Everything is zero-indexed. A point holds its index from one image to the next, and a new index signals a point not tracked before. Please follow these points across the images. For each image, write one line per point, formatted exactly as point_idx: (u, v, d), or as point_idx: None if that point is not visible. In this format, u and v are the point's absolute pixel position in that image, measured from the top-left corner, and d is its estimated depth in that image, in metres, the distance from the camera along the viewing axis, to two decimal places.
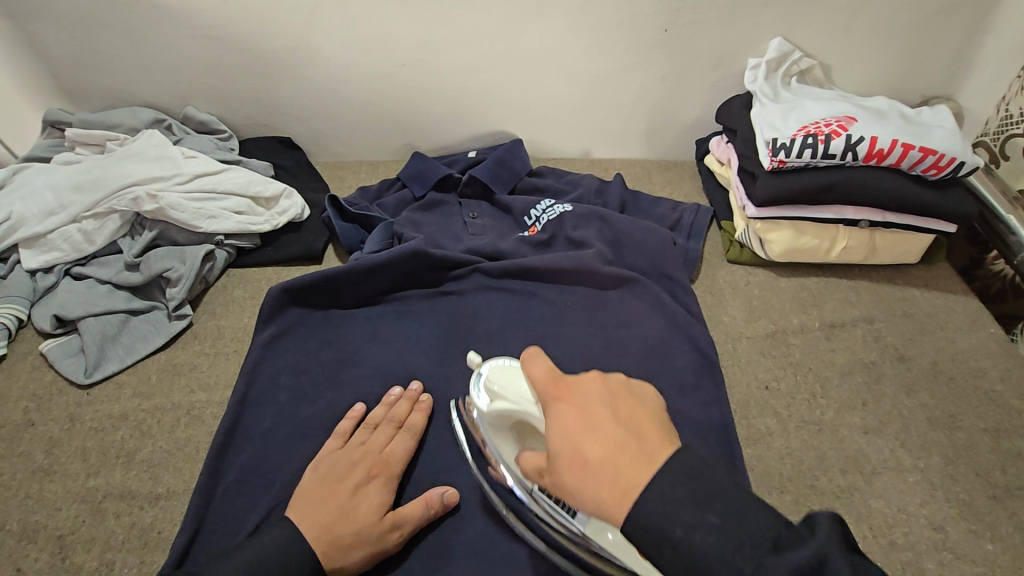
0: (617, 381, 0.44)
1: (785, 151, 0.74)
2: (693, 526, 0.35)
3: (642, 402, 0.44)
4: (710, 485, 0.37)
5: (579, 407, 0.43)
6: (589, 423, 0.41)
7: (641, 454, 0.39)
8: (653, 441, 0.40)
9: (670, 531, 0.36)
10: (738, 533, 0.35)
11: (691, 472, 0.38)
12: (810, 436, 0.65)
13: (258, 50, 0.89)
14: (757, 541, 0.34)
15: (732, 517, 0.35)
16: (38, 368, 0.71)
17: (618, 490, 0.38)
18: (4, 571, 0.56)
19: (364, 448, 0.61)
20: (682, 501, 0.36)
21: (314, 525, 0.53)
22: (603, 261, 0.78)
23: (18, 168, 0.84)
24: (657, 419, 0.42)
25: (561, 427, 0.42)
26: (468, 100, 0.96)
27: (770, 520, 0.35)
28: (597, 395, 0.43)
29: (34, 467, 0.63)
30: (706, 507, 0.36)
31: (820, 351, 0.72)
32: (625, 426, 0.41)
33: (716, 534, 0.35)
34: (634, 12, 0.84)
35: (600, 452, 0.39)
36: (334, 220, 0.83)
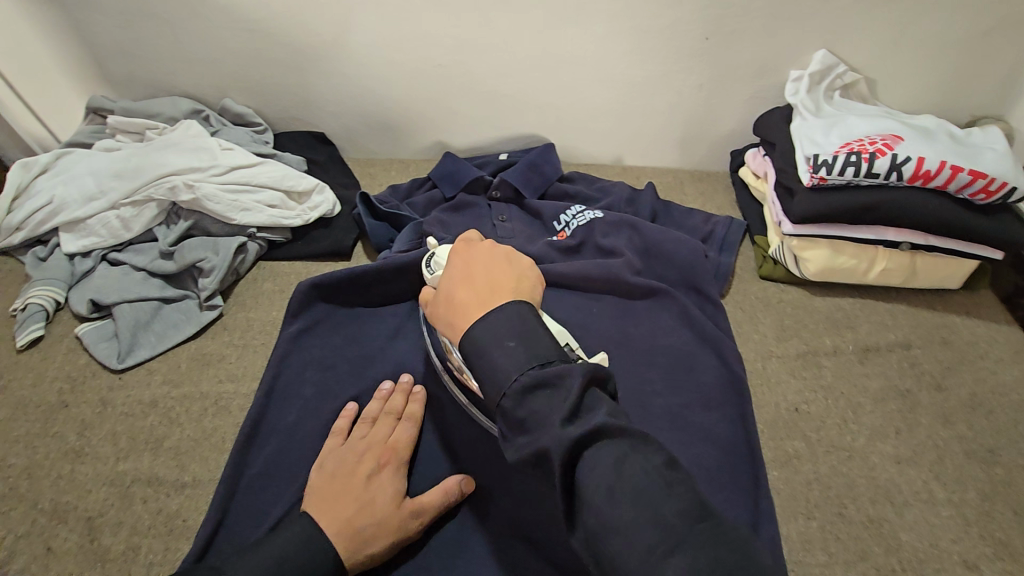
0: (503, 253, 0.54)
1: (826, 168, 0.72)
2: (498, 347, 0.44)
3: (516, 271, 0.53)
4: (527, 326, 0.45)
5: (465, 262, 0.53)
6: (465, 274, 0.52)
7: (489, 298, 0.49)
8: (504, 293, 0.49)
9: (486, 351, 0.45)
10: (525, 353, 0.43)
11: (516, 314, 0.46)
12: (840, 462, 0.63)
13: (297, 44, 0.90)
14: (532, 359, 0.43)
15: (528, 343, 0.44)
16: (73, 350, 0.73)
17: (461, 318, 0.48)
18: (34, 549, 0.57)
19: (368, 441, 0.60)
20: (501, 331, 0.45)
21: (333, 520, 0.53)
22: (632, 271, 0.77)
23: (61, 152, 0.86)
24: (520, 283, 0.52)
25: (447, 274, 0.53)
26: (501, 102, 0.95)
27: (550, 348, 0.44)
28: (482, 258, 0.53)
29: (67, 447, 0.64)
30: (509, 335, 0.45)
31: (853, 374, 0.71)
32: (490, 280, 0.51)
33: (510, 354, 0.44)
34: (675, 19, 0.83)
35: (463, 292, 0.50)
36: (365, 217, 0.84)
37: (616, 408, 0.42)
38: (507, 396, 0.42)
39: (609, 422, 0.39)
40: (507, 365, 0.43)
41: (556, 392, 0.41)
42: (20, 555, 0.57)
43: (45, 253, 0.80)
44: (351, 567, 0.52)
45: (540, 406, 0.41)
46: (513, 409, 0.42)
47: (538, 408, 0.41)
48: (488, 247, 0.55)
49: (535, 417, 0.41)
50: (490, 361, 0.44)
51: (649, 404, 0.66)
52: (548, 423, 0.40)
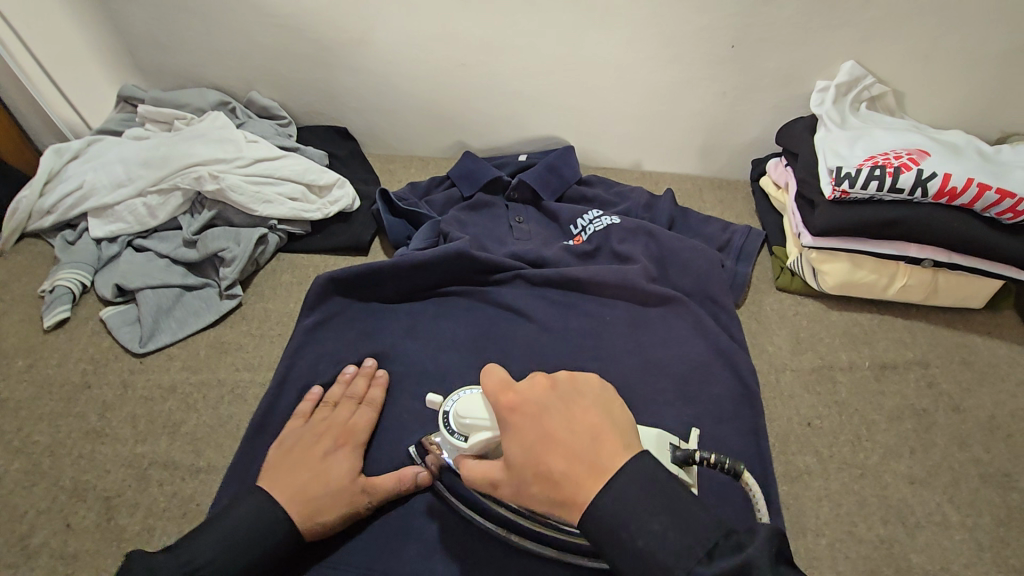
0: (565, 388, 0.47)
1: (849, 181, 0.71)
2: (643, 535, 0.39)
3: (589, 402, 0.47)
4: (665, 498, 0.41)
5: (535, 417, 0.46)
6: (546, 438, 0.45)
7: (596, 462, 0.43)
8: (608, 444, 0.44)
9: (627, 535, 0.40)
10: (681, 542, 0.39)
11: (642, 484, 0.41)
12: (851, 480, 0.63)
13: (324, 41, 0.91)
14: (694, 548, 0.39)
15: (678, 523, 0.40)
16: (97, 333, 0.75)
17: (576, 498, 0.42)
18: (53, 525, 0.59)
19: (327, 422, 0.63)
20: (639, 511, 0.40)
21: (284, 490, 0.55)
22: (647, 277, 0.77)
23: (93, 140, 0.89)
24: (608, 417, 0.46)
25: (521, 440, 0.45)
26: (523, 103, 0.96)
27: (710, 531, 0.39)
28: (551, 405, 0.46)
29: (88, 427, 0.66)
30: (652, 517, 0.40)
31: (868, 391, 0.70)
32: (582, 433, 0.44)
33: (662, 542, 0.39)
34: (703, 26, 0.82)
35: (561, 464, 0.43)
36: (383, 213, 0.85)
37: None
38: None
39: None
40: (666, 558, 0.39)
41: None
42: (40, 530, 0.59)
43: (74, 237, 0.82)
44: (301, 534, 0.54)
45: None
46: None
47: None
48: (547, 386, 0.48)
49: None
50: (641, 556, 0.39)
51: (659, 413, 0.66)
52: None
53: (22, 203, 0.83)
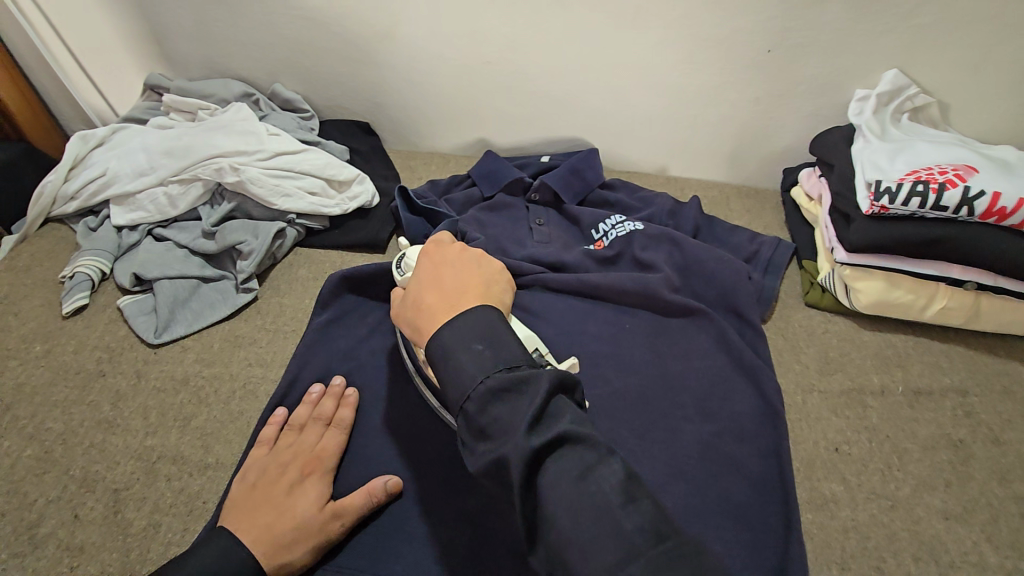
0: (470, 257, 0.58)
1: (888, 196, 0.68)
2: (465, 350, 0.46)
3: (479, 274, 0.56)
4: (494, 331, 0.47)
5: (434, 266, 0.56)
6: (434, 277, 0.55)
7: (457, 300, 0.51)
8: (471, 296, 0.52)
9: (453, 353, 0.46)
10: (492, 358, 0.45)
11: (481, 318, 0.48)
12: (881, 512, 0.60)
13: (349, 35, 0.90)
14: (499, 364, 0.44)
15: (495, 347, 0.46)
16: (114, 321, 0.75)
17: (429, 317, 0.51)
18: (61, 515, 0.59)
19: (291, 451, 0.59)
20: (469, 335, 0.47)
21: (250, 528, 0.52)
22: (670, 288, 0.74)
23: (118, 127, 0.89)
24: (487, 286, 0.55)
25: (416, 279, 0.55)
26: (548, 103, 0.94)
27: (518, 356, 0.45)
28: (449, 262, 0.56)
29: (101, 417, 0.66)
30: (474, 339, 0.46)
31: (900, 418, 0.66)
32: (460, 284, 0.53)
33: (478, 357, 0.45)
34: (738, 29, 0.79)
35: (433, 294, 0.52)
36: (402, 211, 0.83)
37: (582, 417, 0.43)
38: (470, 400, 0.43)
39: (570, 436, 0.40)
40: (472, 366, 0.45)
41: (519, 400, 0.42)
42: (48, 519, 0.58)
43: (96, 224, 0.83)
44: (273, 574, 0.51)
45: (503, 412, 0.42)
46: (475, 414, 0.43)
47: (500, 417, 0.42)
48: (458, 250, 0.59)
49: (497, 423, 0.41)
50: (458, 362, 0.45)
51: (678, 431, 0.64)
52: (512, 432, 0.40)
53: (47, 187, 0.83)
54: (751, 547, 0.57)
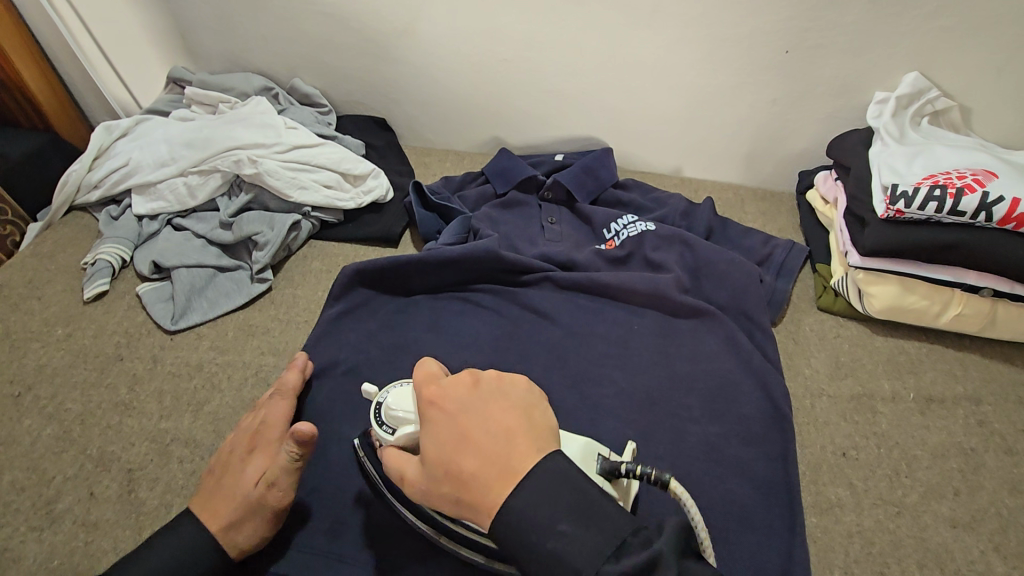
0: (488, 386, 0.46)
1: (905, 201, 0.67)
2: (549, 537, 0.38)
3: (509, 407, 0.45)
4: (571, 499, 0.40)
5: (452, 415, 0.45)
6: (460, 436, 0.44)
7: (507, 461, 0.42)
8: (521, 445, 0.43)
9: (537, 541, 0.39)
10: (588, 540, 0.38)
11: (551, 486, 0.40)
12: (887, 518, 0.59)
13: (368, 30, 0.92)
14: (602, 549, 0.38)
15: (586, 523, 0.39)
16: (132, 307, 0.77)
17: (483, 498, 0.41)
18: (78, 493, 0.60)
19: (244, 428, 0.60)
20: (544, 513, 0.39)
21: (199, 506, 0.54)
22: (680, 289, 0.74)
23: (141, 119, 0.91)
24: (527, 419, 0.45)
25: (439, 439, 0.44)
26: (563, 102, 0.94)
27: (619, 524, 0.39)
28: (469, 403, 0.45)
29: (117, 400, 0.68)
30: (559, 517, 0.39)
31: (911, 425, 0.66)
32: (496, 433, 0.43)
33: (570, 542, 0.38)
34: (756, 29, 0.79)
35: (471, 463, 0.42)
36: (415, 206, 0.85)
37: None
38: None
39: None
40: (569, 560, 0.38)
41: None
42: (65, 496, 0.60)
43: (118, 212, 0.85)
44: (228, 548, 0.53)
45: None
46: None
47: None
48: (468, 384, 0.47)
49: None
50: (546, 557, 0.38)
51: (684, 431, 0.64)
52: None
53: (72, 176, 0.86)
54: (753, 549, 0.57)
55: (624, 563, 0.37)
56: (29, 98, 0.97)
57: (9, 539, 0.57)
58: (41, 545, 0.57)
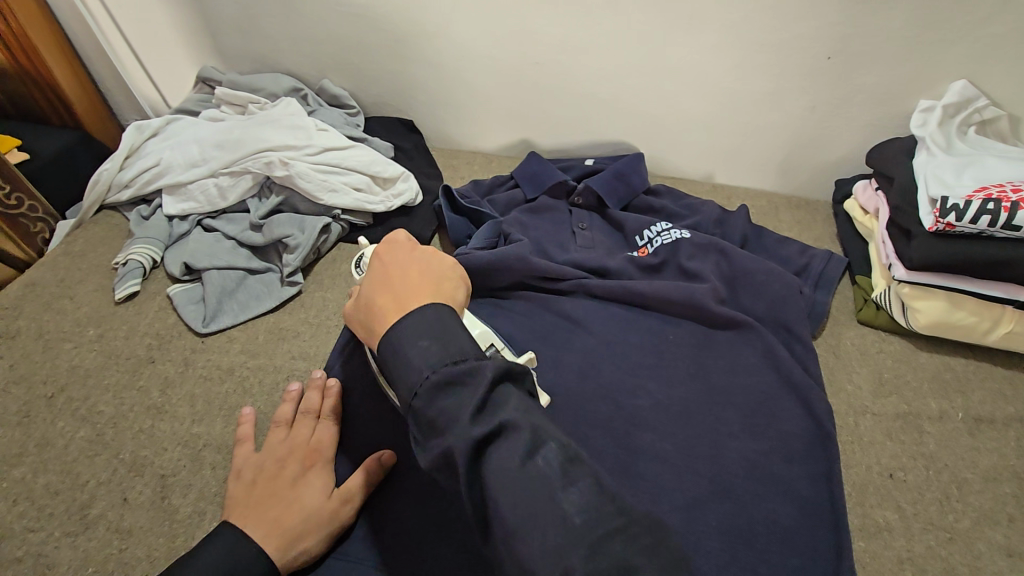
0: (423, 254, 0.54)
1: (956, 213, 0.64)
2: (412, 347, 0.43)
3: (430, 273, 0.52)
4: (443, 327, 0.44)
5: (384, 264, 0.52)
6: (383, 278, 0.51)
7: (406, 299, 0.48)
8: (422, 294, 0.48)
9: (402, 349, 0.43)
10: (439, 352, 0.42)
11: (431, 316, 0.45)
12: (938, 544, 0.57)
13: (398, 31, 0.91)
14: (444, 356, 0.42)
15: (444, 342, 0.43)
16: (164, 309, 0.77)
17: (377, 322, 0.47)
18: (112, 498, 0.60)
19: (287, 446, 0.58)
20: (417, 332, 0.44)
21: (258, 524, 0.51)
22: (717, 299, 0.72)
23: (171, 119, 0.91)
24: (438, 284, 0.51)
25: (367, 281, 0.51)
26: (594, 106, 0.92)
27: (469, 346, 0.43)
28: (400, 259, 0.52)
29: (149, 403, 0.67)
30: (423, 335, 0.43)
31: (960, 446, 0.64)
32: (409, 282, 0.50)
33: (425, 353, 0.42)
34: (798, 34, 0.77)
35: (380, 297, 0.49)
36: (446, 210, 0.84)
37: (527, 403, 0.41)
38: (417, 393, 0.41)
39: (513, 423, 0.39)
40: (417, 362, 0.42)
41: (465, 386, 0.40)
42: (99, 501, 0.60)
43: (148, 213, 0.85)
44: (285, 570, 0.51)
45: (449, 403, 0.40)
46: (423, 408, 0.40)
47: (447, 408, 0.40)
48: (408, 248, 0.54)
49: (443, 415, 0.39)
50: (403, 360, 0.43)
51: (723, 447, 0.62)
52: (455, 420, 0.39)
53: (103, 175, 0.86)
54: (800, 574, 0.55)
55: (457, 367, 0.41)
56: (60, 97, 0.98)
57: (43, 544, 0.57)
58: (75, 550, 0.56)
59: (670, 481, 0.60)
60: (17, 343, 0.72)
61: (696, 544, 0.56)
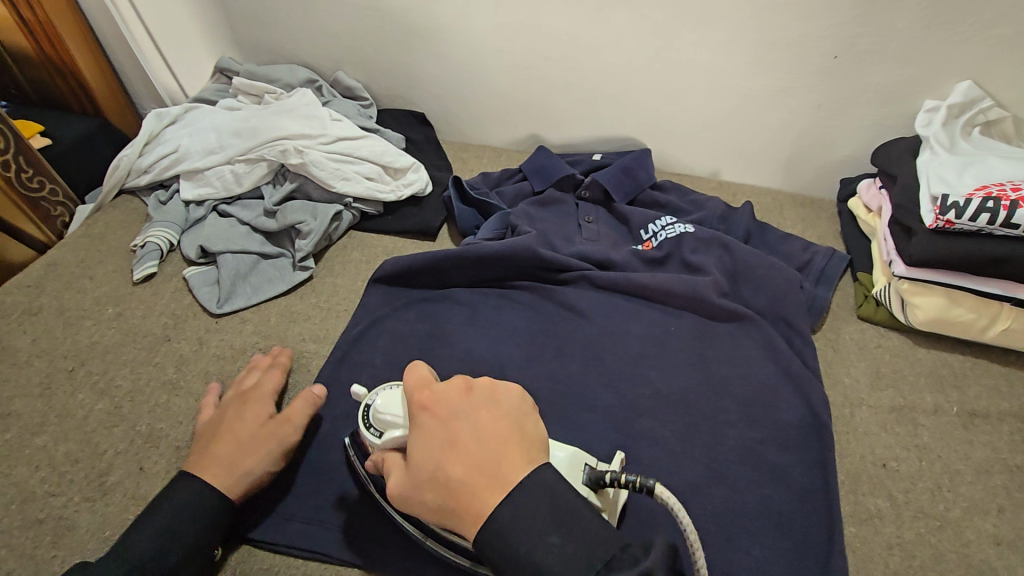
0: (484, 394, 0.47)
1: (956, 211, 0.65)
2: (539, 545, 0.39)
3: (503, 418, 0.46)
4: (559, 506, 0.41)
5: (446, 422, 0.46)
6: (455, 443, 0.44)
7: (498, 472, 0.42)
8: (513, 456, 0.43)
9: (526, 552, 0.39)
10: (578, 550, 0.39)
11: (542, 496, 0.41)
12: (928, 531, 0.58)
13: (413, 25, 0.92)
14: (589, 562, 0.38)
15: (572, 533, 0.40)
16: (180, 290, 0.79)
17: (472, 510, 0.42)
18: (129, 467, 0.62)
19: (233, 394, 0.65)
20: (536, 523, 0.40)
21: (204, 460, 0.57)
22: (718, 292, 0.74)
23: (190, 107, 0.94)
24: (520, 431, 0.45)
25: (427, 446, 0.45)
26: (603, 102, 0.94)
27: (606, 540, 0.40)
28: (462, 411, 0.46)
29: (165, 378, 0.70)
30: (548, 529, 0.40)
31: (954, 438, 0.65)
32: (488, 444, 0.44)
33: (559, 555, 0.39)
34: (805, 33, 0.78)
35: (463, 473, 0.43)
36: (454, 201, 0.86)
37: None
38: None
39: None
40: (557, 569, 0.38)
41: None
42: (117, 469, 0.62)
43: (166, 197, 0.87)
44: (242, 498, 0.56)
45: None
46: None
47: None
48: (462, 388, 0.47)
49: None
50: (530, 564, 0.39)
51: (720, 435, 0.64)
52: None
53: (122, 161, 0.88)
54: (791, 556, 0.56)
55: None
56: (82, 84, 1.00)
57: (63, 508, 0.59)
58: (93, 515, 0.59)
59: (668, 466, 0.61)
60: (40, 318, 0.75)
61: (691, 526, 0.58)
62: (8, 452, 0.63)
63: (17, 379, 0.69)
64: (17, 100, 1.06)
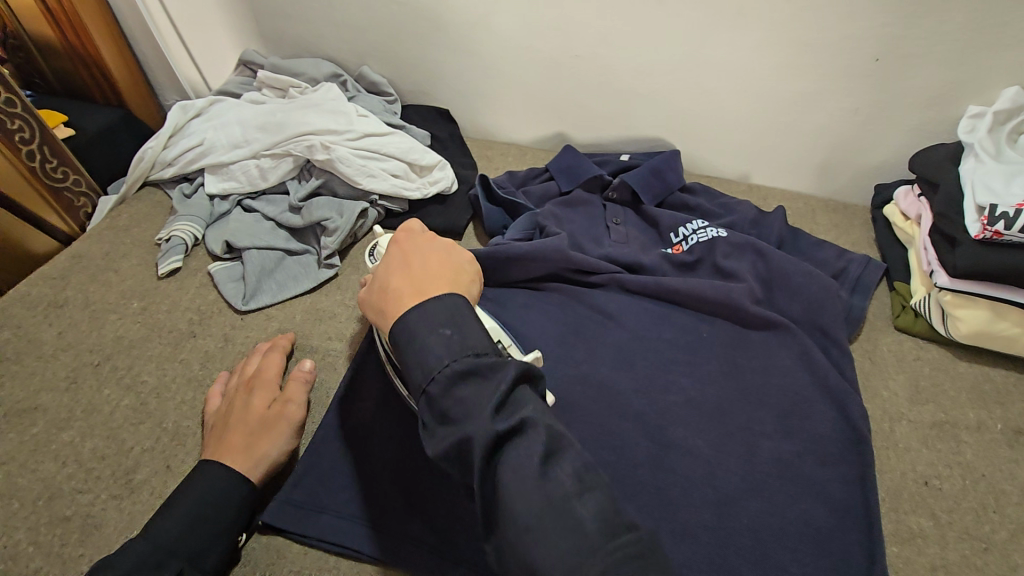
0: (443, 245, 0.54)
1: (1004, 221, 0.63)
2: (431, 332, 0.43)
3: (449, 263, 0.52)
4: (461, 312, 0.45)
5: (403, 249, 0.52)
6: (402, 262, 0.51)
7: (425, 287, 0.48)
8: (443, 284, 0.48)
9: (418, 335, 0.43)
10: (457, 340, 0.43)
11: (450, 304, 0.45)
12: (973, 553, 0.57)
13: (441, 20, 0.91)
14: (465, 349, 0.42)
15: (461, 331, 0.43)
16: (205, 285, 0.78)
17: (393, 306, 0.47)
18: (156, 465, 0.62)
19: (235, 384, 0.65)
20: (435, 319, 0.44)
21: (218, 447, 0.57)
22: (752, 299, 0.72)
23: (215, 100, 0.93)
24: (457, 274, 0.51)
25: (383, 263, 0.52)
26: (633, 101, 0.92)
27: (487, 343, 0.44)
28: (419, 246, 0.53)
29: (191, 374, 0.69)
30: (442, 322, 0.44)
31: (999, 457, 0.63)
32: (429, 269, 0.50)
33: (442, 340, 0.43)
34: (847, 34, 0.76)
35: (399, 282, 0.49)
36: (481, 200, 0.84)
37: (544, 409, 0.42)
38: (433, 381, 0.41)
39: (533, 421, 0.39)
40: (437, 348, 0.42)
41: (485, 381, 0.41)
42: (143, 467, 0.61)
43: (190, 190, 0.87)
44: (263, 480, 0.57)
45: (465, 396, 0.40)
46: (438, 396, 0.41)
47: (463, 398, 0.40)
48: (428, 237, 0.55)
49: (459, 405, 0.40)
50: (421, 344, 0.43)
51: (756, 447, 0.62)
52: (475, 413, 0.39)
53: (147, 153, 0.88)
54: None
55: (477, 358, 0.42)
56: (106, 75, 1.00)
57: (91, 506, 0.58)
58: (119, 513, 0.58)
59: (703, 478, 0.60)
60: (65, 312, 0.74)
61: (727, 541, 0.56)
62: (35, 447, 0.62)
63: (43, 372, 0.68)
64: (41, 90, 1.05)
